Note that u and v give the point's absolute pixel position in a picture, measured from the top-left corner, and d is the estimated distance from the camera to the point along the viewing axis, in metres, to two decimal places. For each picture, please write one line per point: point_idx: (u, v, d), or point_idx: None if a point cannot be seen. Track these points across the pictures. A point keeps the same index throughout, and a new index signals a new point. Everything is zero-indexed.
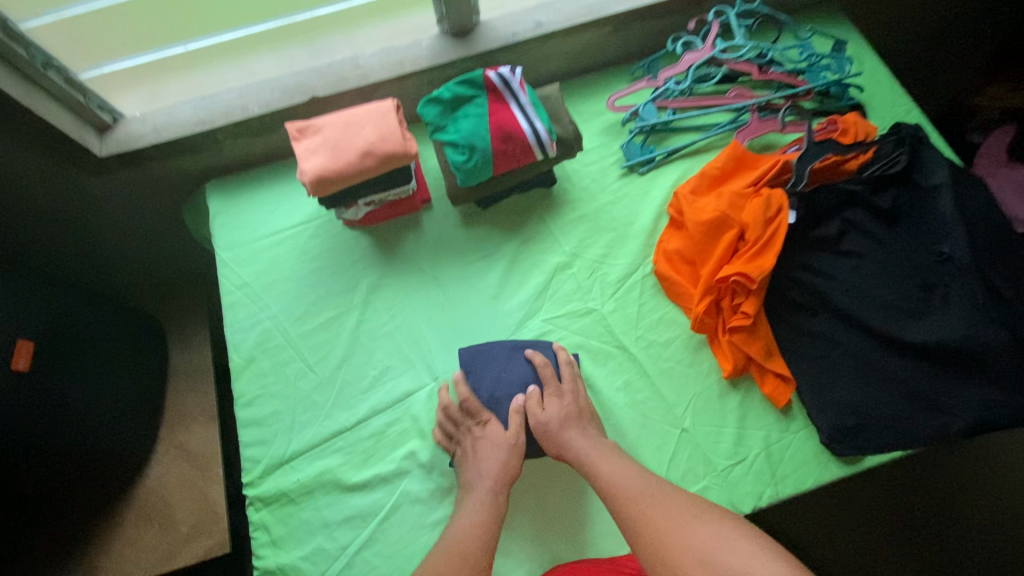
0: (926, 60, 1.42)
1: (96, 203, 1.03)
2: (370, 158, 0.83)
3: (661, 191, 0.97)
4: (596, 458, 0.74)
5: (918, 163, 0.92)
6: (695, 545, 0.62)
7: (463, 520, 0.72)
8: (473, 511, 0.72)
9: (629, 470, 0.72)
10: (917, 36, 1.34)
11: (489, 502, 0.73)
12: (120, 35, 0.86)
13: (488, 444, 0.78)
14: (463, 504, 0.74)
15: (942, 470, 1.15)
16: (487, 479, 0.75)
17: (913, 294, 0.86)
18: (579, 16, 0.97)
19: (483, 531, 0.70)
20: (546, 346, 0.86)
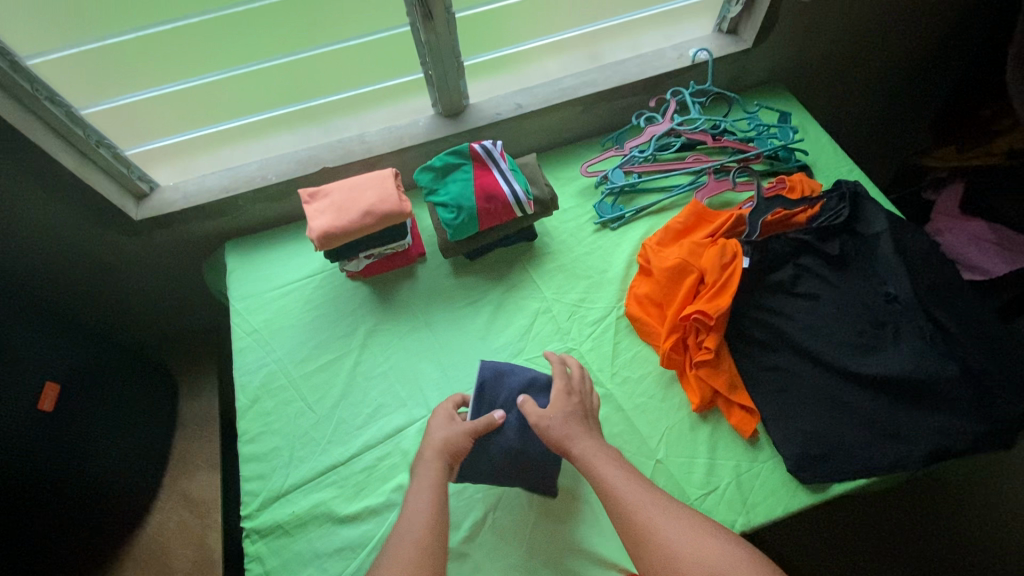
0: (878, 131, 1.57)
1: (125, 265, 1.14)
2: (369, 218, 0.95)
3: (630, 242, 1.08)
4: (596, 458, 0.77)
5: (859, 215, 1.03)
6: (678, 552, 0.66)
7: (417, 500, 0.75)
8: (425, 488, 0.76)
9: (623, 476, 0.75)
10: (867, 112, 1.49)
11: (436, 476, 0.77)
12: (162, 119, 1.01)
13: (439, 425, 0.83)
14: (414, 483, 0.78)
15: (919, 497, 1.21)
16: (431, 455, 0.79)
17: (866, 331, 0.93)
18: (553, 98, 1.13)
19: (434, 508, 0.74)
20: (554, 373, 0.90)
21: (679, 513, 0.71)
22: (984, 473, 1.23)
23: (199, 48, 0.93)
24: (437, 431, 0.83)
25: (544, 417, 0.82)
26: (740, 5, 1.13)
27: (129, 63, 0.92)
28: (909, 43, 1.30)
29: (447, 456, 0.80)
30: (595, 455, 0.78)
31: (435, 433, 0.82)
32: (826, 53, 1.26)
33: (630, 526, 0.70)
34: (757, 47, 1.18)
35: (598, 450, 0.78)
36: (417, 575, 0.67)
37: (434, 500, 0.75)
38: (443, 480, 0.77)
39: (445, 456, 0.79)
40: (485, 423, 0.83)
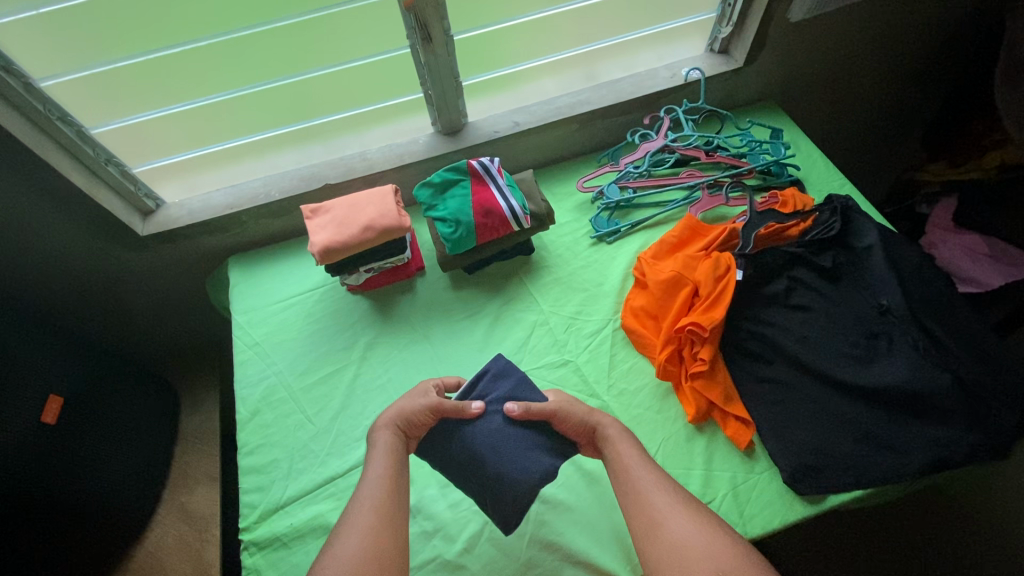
0: (870, 147, 1.60)
1: (129, 281, 1.17)
2: (370, 232, 0.97)
3: (626, 255, 1.10)
4: (620, 444, 0.78)
5: (851, 228, 1.04)
6: (687, 546, 0.64)
7: (372, 468, 0.73)
8: (382, 456, 0.74)
9: (645, 463, 0.75)
10: (859, 129, 1.52)
11: (393, 445, 0.76)
12: (169, 138, 1.04)
13: (412, 397, 0.81)
14: (371, 450, 0.76)
15: (922, 509, 1.21)
16: (386, 425, 0.78)
17: (860, 342, 0.94)
18: (549, 116, 1.16)
19: (393, 472, 0.73)
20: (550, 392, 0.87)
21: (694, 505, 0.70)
22: (984, 486, 1.23)
23: (207, 70, 0.96)
24: (407, 402, 0.81)
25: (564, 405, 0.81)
26: (730, 26, 1.16)
27: (138, 84, 0.95)
28: (897, 61, 1.33)
29: (404, 427, 0.78)
30: (625, 441, 0.79)
31: (399, 404, 0.81)
32: (816, 72, 1.29)
33: (642, 517, 0.69)
34: (748, 66, 1.21)
35: (627, 440, 0.79)
36: (377, 532, 0.65)
37: (392, 465, 0.74)
38: (399, 449, 0.76)
39: (403, 427, 0.78)
40: (455, 411, 0.81)
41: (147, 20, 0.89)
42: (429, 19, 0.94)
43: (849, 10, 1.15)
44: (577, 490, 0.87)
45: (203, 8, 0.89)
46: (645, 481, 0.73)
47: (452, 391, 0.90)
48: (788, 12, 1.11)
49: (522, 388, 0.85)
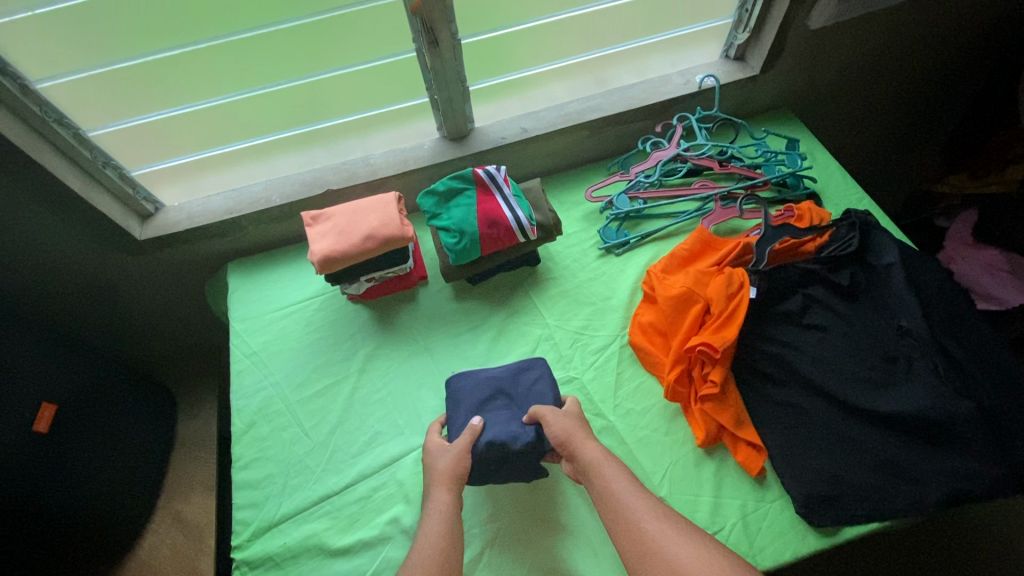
0: (888, 161, 1.55)
1: (127, 287, 1.14)
2: (371, 241, 0.94)
3: (635, 269, 1.07)
4: (601, 465, 0.77)
5: (870, 245, 1.00)
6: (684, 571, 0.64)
7: (427, 533, 0.74)
8: (436, 521, 0.75)
9: (682, 537, 0.68)
10: (879, 139, 1.46)
11: (447, 508, 0.76)
12: (169, 141, 1.01)
13: (439, 449, 0.83)
14: (426, 515, 0.77)
15: (929, 541, 1.17)
16: (438, 488, 0.78)
17: (877, 366, 0.91)
18: (558, 123, 1.13)
19: (446, 538, 0.73)
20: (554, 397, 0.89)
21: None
22: (994, 518, 1.19)
23: (205, 74, 0.93)
24: (436, 459, 0.82)
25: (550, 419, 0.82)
26: (747, 32, 1.12)
27: (137, 87, 0.92)
28: (919, 70, 1.28)
29: (453, 484, 0.78)
30: (645, 514, 0.71)
31: (437, 461, 0.81)
32: (836, 80, 1.25)
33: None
34: (765, 74, 1.17)
35: (650, 512, 0.71)
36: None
37: (448, 532, 0.74)
38: (452, 512, 0.76)
39: (446, 483, 0.78)
40: (470, 426, 0.83)
41: (145, 19, 0.85)
42: (437, 24, 0.90)
43: (871, 17, 1.11)
44: (579, 514, 0.84)
45: (203, 9, 0.86)
46: (681, 565, 0.65)
47: (469, 372, 0.93)
48: (807, 19, 1.07)
49: (543, 387, 0.89)
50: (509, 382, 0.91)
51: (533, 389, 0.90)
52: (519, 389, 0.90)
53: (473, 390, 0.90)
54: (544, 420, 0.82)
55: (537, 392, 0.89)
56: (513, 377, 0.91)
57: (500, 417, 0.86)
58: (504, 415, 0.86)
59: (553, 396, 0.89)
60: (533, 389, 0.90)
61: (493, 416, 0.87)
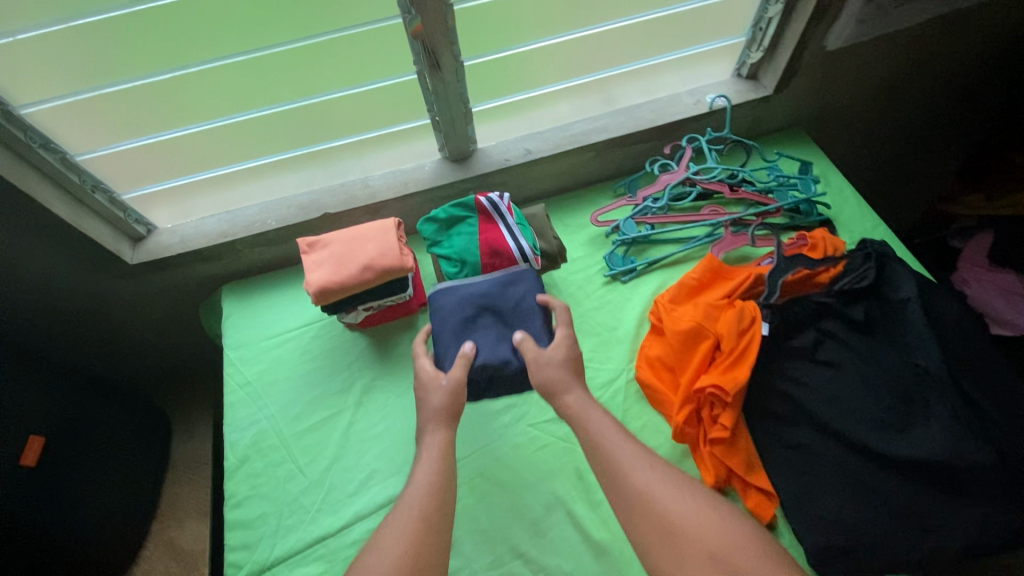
0: (905, 183, 1.50)
1: (118, 312, 1.10)
2: (369, 272, 0.90)
3: (641, 298, 1.04)
4: (586, 409, 0.77)
5: (885, 278, 0.97)
6: (678, 525, 0.64)
7: (422, 474, 0.73)
8: (432, 461, 0.74)
9: (674, 491, 0.67)
10: (894, 160, 1.42)
11: (443, 447, 0.76)
12: (161, 165, 0.97)
13: (430, 379, 0.82)
14: (420, 454, 0.76)
15: None
16: (433, 428, 0.77)
17: (894, 407, 0.87)
18: (563, 145, 1.09)
19: (441, 479, 0.72)
20: (541, 311, 0.88)
21: (730, 557, 0.60)
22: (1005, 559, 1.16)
23: (198, 98, 0.89)
24: (430, 395, 0.80)
25: (542, 353, 0.81)
26: (761, 51, 1.08)
27: (127, 110, 0.88)
28: (937, 90, 1.24)
29: (449, 419, 0.78)
30: (637, 464, 0.70)
31: (430, 396, 0.80)
32: (851, 100, 1.20)
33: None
34: (778, 94, 1.13)
35: (642, 463, 0.70)
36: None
37: (441, 473, 0.72)
38: (446, 450, 0.75)
39: (443, 421, 0.78)
40: (462, 356, 0.82)
41: (132, 44, 0.81)
42: (439, 46, 0.86)
43: (890, 37, 1.06)
44: (584, 563, 0.79)
45: (193, 34, 0.82)
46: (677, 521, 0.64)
47: (452, 287, 0.90)
48: (824, 40, 1.02)
49: (530, 303, 0.88)
50: (497, 297, 0.89)
51: (521, 303, 0.89)
52: (505, 305, 0.89)
53: (461, 310, 0.88)
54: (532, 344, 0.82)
55: (527, 313, 0.88)
56: (500, 293, 0.89)
57: (489, 338, 0.86)
58: (492, 334, 0.86)
59: (541, 310, 0.88)
60: (521, 305, 0.88)
61: (481, 335, 0.86)
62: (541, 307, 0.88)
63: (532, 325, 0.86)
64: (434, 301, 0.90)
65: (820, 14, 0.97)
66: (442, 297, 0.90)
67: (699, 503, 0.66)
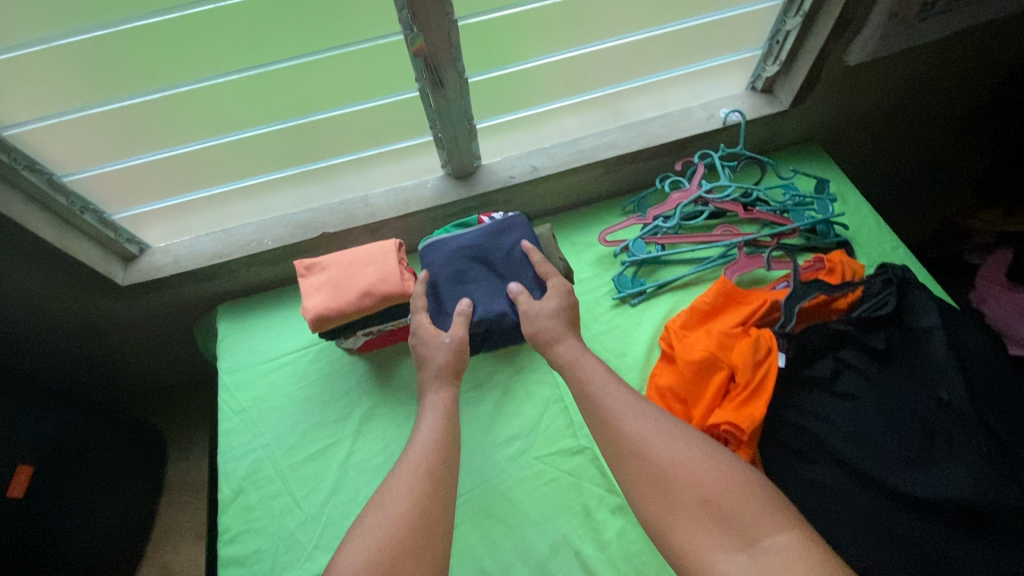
0: (925, 199, 1.45)
1: (109, 333, 1.07)
2: (368, 298, 0.87)
3: (651, 322, 1.00)
4: (580, 358, 0.81)
5: (907, 305, 0.93)
6: (671, 469, 0.66)
7: (428, 426, 0.77)
8: (437, 416, 0.78)
9: (666, 438, 0.69)
10: (913, 175, 1.37)
11: (448, 405, 0.80)
12: (153, 184, 0.93)
13: (430, 338, 0.85)
14: (424, 411, 0.80)
15: None
16: (438, 385, 0.82)
17: (915, 441, 0.83)
18: (571, 161, 1.05)
19: (445, 437, 0.76)
20: (529, 260, 0.93)
21: (723, 505, 0.62)
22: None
23: (190, 117, 0.85)
24: (433, 352, 0.84)
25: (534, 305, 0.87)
26: (777, 65, 1.03)
27: (116, 129, 0.84)
28: (959, 103, 1.19)
29: (453, 376, 0.83)
30: (628, 416, 0.73)
31: (434, 356, 0.84)
32: (870, 114, 1.16)
33: (673, 540, 0.63)
34: (795, 108, 1.08)
35: (633, 414, 0.73)
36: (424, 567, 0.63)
37: (443, 429, 0.76)
38: (449, 406, 0.80)
39: (445, 377, 0.82)
40: (461, 314, 0.88)
41: (118, 64, 0.77)
42: (442, 63, 0.83)
43: (913, 50, 1.02)
44: None
45: (183, 52, 0.78)
46: (664, 461, 0.67)
47: (442, 240, 0.96)
48: (845, 54, 0.98)
49: (519, 252, 0.94)
50: (487, 251, 0.94)
51: (509, 253, 0.94)
52: (495, 256, 0.94)
53: (454, 265, 0.94)
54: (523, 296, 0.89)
55: (517, 262, 0.93)
56: (489, 245, 0.94)
57: (481, 291, 0.92)
58: (486, 285, 0.92)
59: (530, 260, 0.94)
60: (511, 255, 0.94)
61: (476, 288, 0.93)
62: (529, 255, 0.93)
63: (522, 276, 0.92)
64: (427, 257, 0.95)
65: (842, 26, 0.93)
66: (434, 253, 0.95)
67: (693, 449, 0.68)
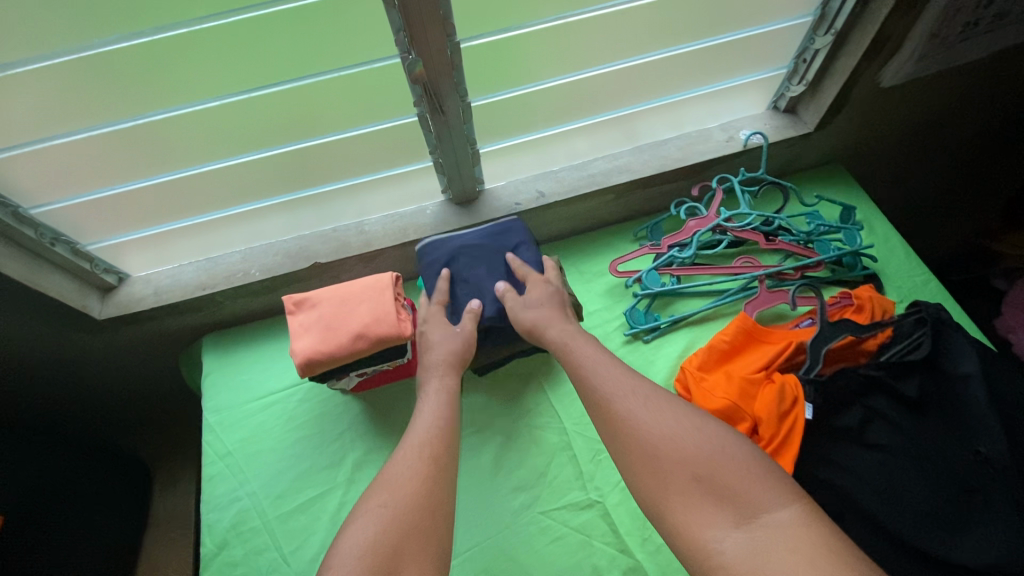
0: (949, 223, 1.37)
1: (87, 367, 1.00)
2: (362, 341, 0.80)
3: (666, 361, 0.93)
4: (573, 341, 0.79)
5: (944, 348, 0.85)
6: (665, 444, 0.64)
7: (429, 409, 0.75)
8: (439, 399, 0.76)
9: (656, 415, 0.67)
10: (939, 200, 1.29)
11: (450, 389, 0.78)
12: (131, 214, 0.87)
13: (436, 332, 0.84)
14: (426, 396, 0.78)
15: None
16: (440, 373, 0.79)
17: (951, 500, 0.76)
18: (581, 187, 0.98)
19: (447, 418, 0.74)
20: (535, 260, 0.91)
21: (722, 478, 0.59)
22: None
23: (171, 145, 0.79)
24: (438, 343, 0.82)
25: (532, 315, 0.83)
26: (804, 85, 0.97)
27: (89, 159, 0.77)
28: (994, 125, 1.11)
29: (455, 368, 0.80)
30: (617, 395, 0.70)
31: (438, 348, 0.82)
32: (899, 137, 1.08)
33: (669, 520, 0.61)
34: (821, 130, 1.01)
35: (625, 394, 0.70)
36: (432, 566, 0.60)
37: (444, 414, 0.74)
38: (451, 392, 0.78)
39: (450, 367, 0.80)
40: (470, 312, 0.85)
41: (85, 93, 0.70)
42: (443, 89, 0.76)
43: (949, 71, 0.95)
44: None
45: (157, 81, 0.71)
46: (652, 437, 0.65)
47: (443, 236, 0.91)
48: (878, 74, 0.91)
49: (525, 252, 0.91)
50: (489, 245, 0.90)
51: (514, 252, 0.91)
52: (499, 254, 0.90)
53: (455, 258, 0.89)
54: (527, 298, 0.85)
55: (518, 247, 0.91)
56: (494, 243, 0.90)
57: (485, 290, 0.88)
58: (489, 274, 0.89)
59: (535, 261, 0.91)
60: (516, 254, 0.90)
61: (478, 285, 0.89)
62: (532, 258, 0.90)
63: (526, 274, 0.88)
64: (425, 255, 0.90)
65: (877, 47, 0.86)
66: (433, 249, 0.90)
67: (694, 430, 0.64)
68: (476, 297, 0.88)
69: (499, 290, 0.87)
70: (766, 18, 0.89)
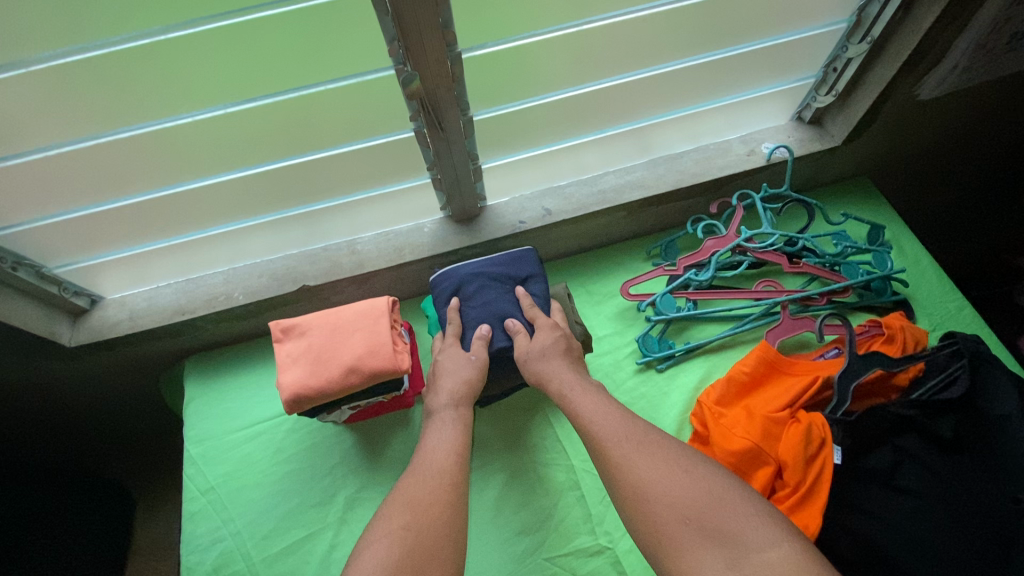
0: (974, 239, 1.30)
1: (61, 392, 0.94)
2: (354, 376, 0.74)
3: (681, 393, 0.87)
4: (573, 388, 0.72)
5: (981, 385, 0.77)
6: (658, 488, 0.57)
7: (434, 443, 0.69)
8: (448, 433, 0.69)
9: (656, 460, 0.60)
10: (966, 216, 1.22)
11: (462, 420, 0.71)
12: (102, 236, 0.80)
13: (450, 360, 0.77)
14: (431, 430, 0.71)
15: None
16: (449, 403, 0.73)
17: (991, 553, 0.68)
18: (590, 204, 0.92)
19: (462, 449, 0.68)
20: (544, 294, 0.85)
21: (730, 506, 0.54)
22: None
23: (149, 164, 0.72)
24: (450, 370, 0.76)
25: (534, 347, 0.77)
26: (833, 96, 0.90)
27: (57, 180, 0.71)
28: None
29: (466, 400, 0.74)
30: (618, 439, 0.63)
31: (451, 375, 0.76)
32: (929, 150, 1.01)
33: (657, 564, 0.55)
34: (847, 144, 0.95)
35: (622, 437, 0.63)
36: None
37: (456, 445, 0.68)
38: (466, 421, 0.72)
39: (464, 396, 0.74)
40: (481, 337, 0.79)
41: (43, 111, 0.63)
42: (442, 104, 0.69)
43: (989, 83, 0.88)
44: None
45: (125, 96, 0.64)
46: (651, 479, 0.58)
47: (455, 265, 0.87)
48: (916, 87, 0.85)
49: (538, 285, 0.85)
50: (502, 272, 0.85)
51: (527, 284, 0.85)
52: (512, 283, 0.85)
53: (465, 287, 0.84)
54: (539, 331, 0.79)
55: (531, 278, 0.85)
56: (510, 270, 0.85)
57: (493, 319, 0.82)
58: (501, 303, 0.83)
59: (545, 299, 0.85)
60: (529, 285, 0.85)
61: (484, 312, 0.82)
62: (545, 295, 0.85)
63: (537, 310, 0.82)
64: (435, 284, 0.85)
65: (916, 59, 0.79)
66: (443, 279, 0.84)
67: (686, 471, 0.58)
68: (485, 324, 0.81)
69: (511, 325, 0.80)
70: (794, 26, 0.82)
